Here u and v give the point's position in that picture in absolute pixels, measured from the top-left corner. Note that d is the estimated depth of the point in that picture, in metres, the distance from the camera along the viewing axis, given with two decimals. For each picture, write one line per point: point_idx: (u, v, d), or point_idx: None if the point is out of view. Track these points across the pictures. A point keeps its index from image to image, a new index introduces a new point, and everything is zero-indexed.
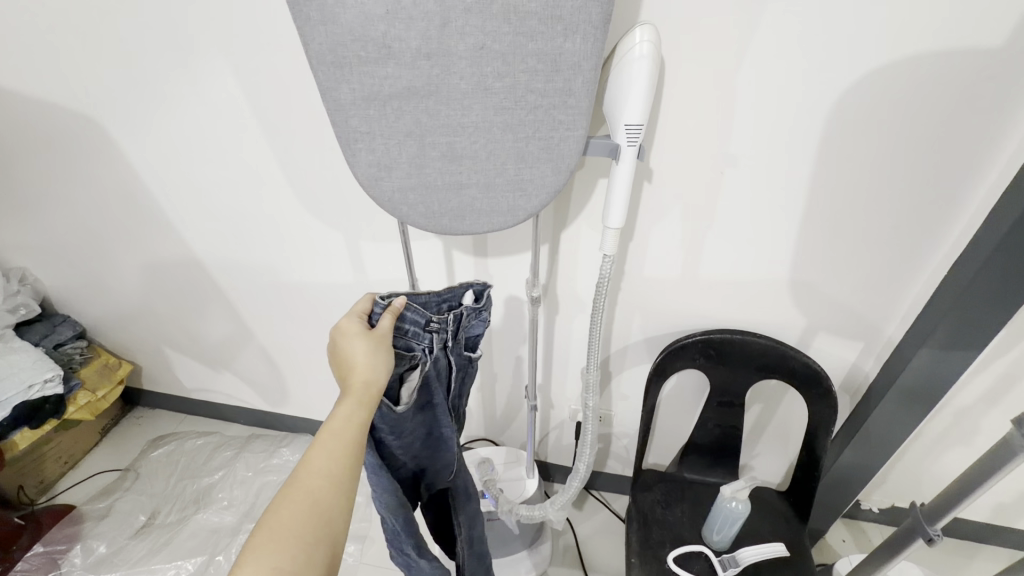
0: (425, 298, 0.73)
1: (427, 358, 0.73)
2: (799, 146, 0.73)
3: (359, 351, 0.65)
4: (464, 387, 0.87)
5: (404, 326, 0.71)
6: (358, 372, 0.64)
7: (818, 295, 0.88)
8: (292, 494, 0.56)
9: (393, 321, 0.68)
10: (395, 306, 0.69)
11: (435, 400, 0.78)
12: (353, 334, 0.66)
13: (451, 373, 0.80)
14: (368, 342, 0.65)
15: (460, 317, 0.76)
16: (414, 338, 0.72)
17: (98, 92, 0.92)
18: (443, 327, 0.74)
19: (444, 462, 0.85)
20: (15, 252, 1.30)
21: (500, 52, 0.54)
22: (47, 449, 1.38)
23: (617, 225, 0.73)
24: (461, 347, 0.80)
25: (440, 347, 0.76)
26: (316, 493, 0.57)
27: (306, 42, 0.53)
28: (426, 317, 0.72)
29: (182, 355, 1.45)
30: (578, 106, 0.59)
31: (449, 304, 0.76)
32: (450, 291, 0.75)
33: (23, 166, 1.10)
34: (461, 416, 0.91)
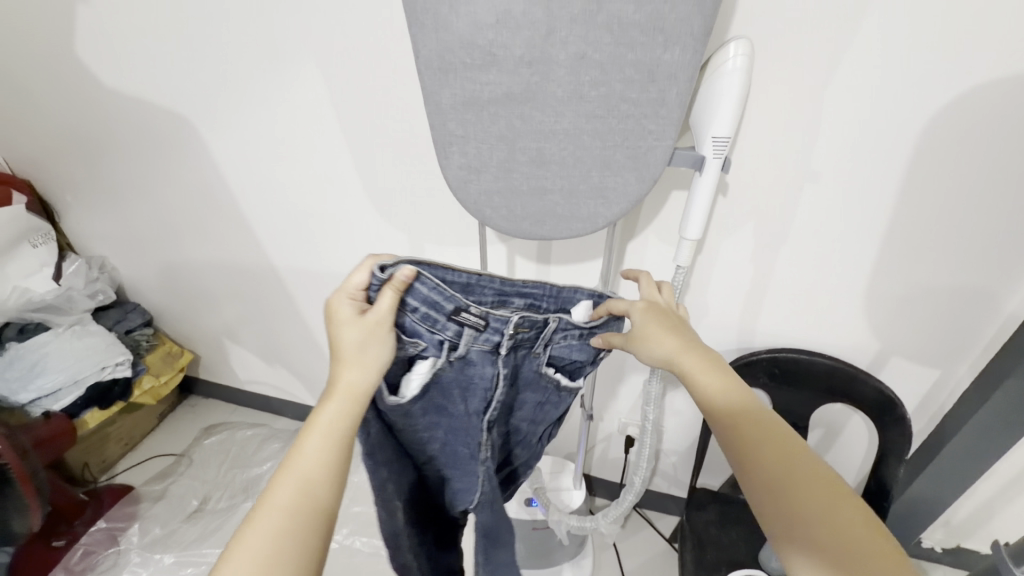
0: (463, 279, 0.63)
1: (445, 354, 0.64)
2: (885, 164, 0.72)
3: (346, 345, 0.59)
4: (538, 403, 0.78)
5: (412, 303, 0.61)
6: (347, 368, 0.59)
7: (894, 318, 0.86)
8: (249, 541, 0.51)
9: (390, 299, 0.58)
10: (396, 280, 0.58)
11: (452, 404, 0.69)
12: (343, 321, 0.59)
13: (496, 389, 0.67)
14: (356, 332, 0.59)
15: (537, 324, 0.67)
16: (426, 323, 0.62)
17: (193, 93, 0.98)
18: (477, 323, 0.63)
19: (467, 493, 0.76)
20: (97, 241, 1.38)
21: (599, 62, 0.55)
22: (111, 429, 1.45)
23: (694, 236, 0.73)
24: (539, 362, 0.71)
25: (480, 348, 0.65)
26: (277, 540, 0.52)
27: (416, 48, 0.55)
28: (453, 303, 0.62)
29: (240, 347, 1.50)
30: (670, 117, 0.60)
31: (532, 303, 0.68)
32: (537, 287, 0.67)
33: (115, 160, 1.18)
34: (516, 428, 0.81)
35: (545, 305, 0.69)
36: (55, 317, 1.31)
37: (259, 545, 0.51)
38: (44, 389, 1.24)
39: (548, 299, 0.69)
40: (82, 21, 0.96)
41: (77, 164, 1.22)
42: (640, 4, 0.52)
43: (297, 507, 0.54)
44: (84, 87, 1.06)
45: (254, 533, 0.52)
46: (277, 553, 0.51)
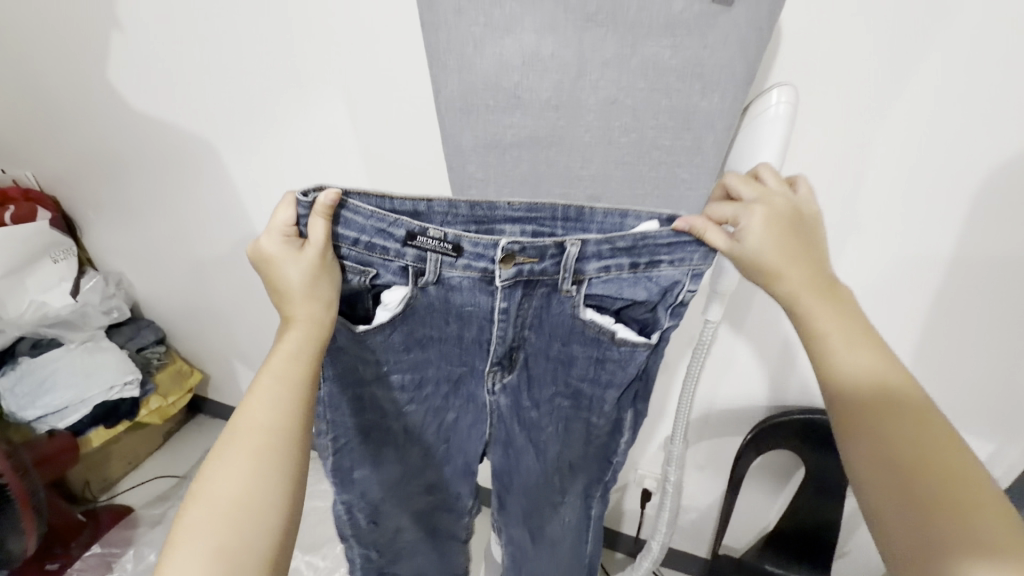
0: (411, 209, 0.55)
1: (413, 282, 0.58)
2: (937, 220, 0.66)
3: (292, 282, 0.54)
4: (593, 356, 0.65)
5: (349, 236, 0.56)
6: (298, 300, 0.55)
7: (944, 384, 0.78)
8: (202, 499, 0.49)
9: (325, 227, 0.53)
10: (319, 205, 0.52)
11: (447, 334, 0.64)
12: (281, 259, 0.54)
13: (493, 321, 0.61)
14: (301, 266, 0.54)
15: (545, 254, 0.56)
16: (377, 252, 0.56)
17: (214, 119, 0.97)
18: (446, 248, 0.56)
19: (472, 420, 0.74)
20: (117, 258, 1.39)
21: (631, 107, 0.52)
22: (115, 448, 1.43)
23: (726, 290, 0.68)
24: (574, 303, 0.60)
25: (464, 277, 0.58)
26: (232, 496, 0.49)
27: (437, 89, 0.53)
28: (402, 229, 0.55)
29: (250, 369, 1.48)
30: (706, 166, 0.55)
31: (538, 230, 0.56)
32: (534, 208, 0.55)
33: (139, 179, 1.18)
34: (575, 386, 0.69)
35: (560, 230, 0.56)
36: (67, 334, 1.31)
37: (233, 470, 0.50)
38: (50, 406, 1.24)
39: (564, 225, 0.56)
40: (114, 46, 0.96)
41: (102, 181, 1.23)
42: (678, 49, 0.48)
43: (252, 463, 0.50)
44: (113, 109, 1.06)
45: (226, 460, 0.50)
46: (252, 476, 0.50)
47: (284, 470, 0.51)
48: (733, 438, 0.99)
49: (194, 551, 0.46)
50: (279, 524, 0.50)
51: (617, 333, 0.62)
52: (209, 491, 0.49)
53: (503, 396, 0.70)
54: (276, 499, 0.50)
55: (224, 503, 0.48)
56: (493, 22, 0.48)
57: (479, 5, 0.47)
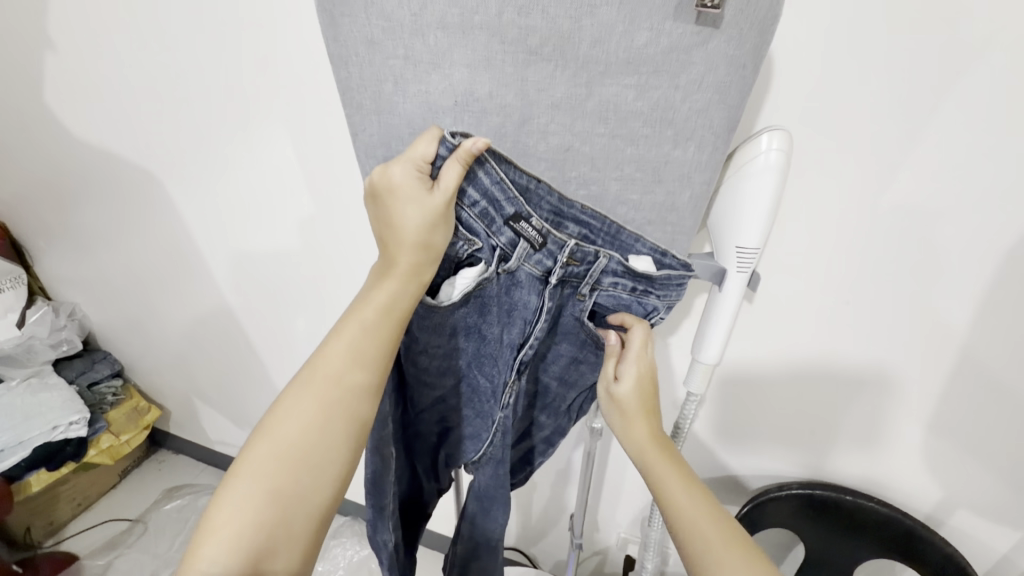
0: (527, 183, 0.43)
1: (494, 265, 0.46)
2: (956, 285, 0.57)
3: (405, 224, 0.42)
4: (575, 359, 0.55)
5: (471, 195, 0.43)
6: (403, 252, 0.43)
7: (963, 465, 0.68)
8: (267, 442, 0.42)
9: (458, 177, 0.40)
10: (463, 150, 0.39)
11: (490, 333, 0.51)
12: (404, 193, 0.41)
13: (538, 324, 0.48)
14: (423, 210, 0.42)
15: (587, 258, 0.46)
16: (484, 220, 0.44)
17: (159, 148, 0.90)
18: (534, 238, 0.44)
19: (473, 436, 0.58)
20: (69, 286, 1.30)
21: (589, 156, 0.43)
22: (62, 488, 1.33)
23: (711, 360, 0.58)
24: (582, 310, 0.50)
25: (530, 272, 0.46)
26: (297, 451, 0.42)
27: (354, 133, 0.44)
28: (514, 207, 0.43)
29: (210, 407, 1.38)
30: (680, 225, 0.46)
31: (587, 237, 0.45)
32: (594, 218, 0.44)
33: (88, 208, 1.10)
34: (544, 385, 0.59)
35: (599, 242, 0.46)
36: (9, 370, 1.25)
37: (298, 421, 0.42)
38: None
39: (604, 240, 0.46)
40: (51, 67, 0.88)
41: (49, 207, 1.15)
42: (643, 90, 0.40)
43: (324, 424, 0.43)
44: (54, 133, 0.99)
45: (293, 407, 0.43)
46: (314, 438, 0.42)
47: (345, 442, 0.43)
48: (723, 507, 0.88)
49: (247, 495, 0.41)
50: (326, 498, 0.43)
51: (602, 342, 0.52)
52: (268, 438, 0.42)
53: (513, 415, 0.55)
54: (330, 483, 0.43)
55: (282, 457, 0.42)
56: (414, 55, 0.39)
57: (396, 35, 0.39)
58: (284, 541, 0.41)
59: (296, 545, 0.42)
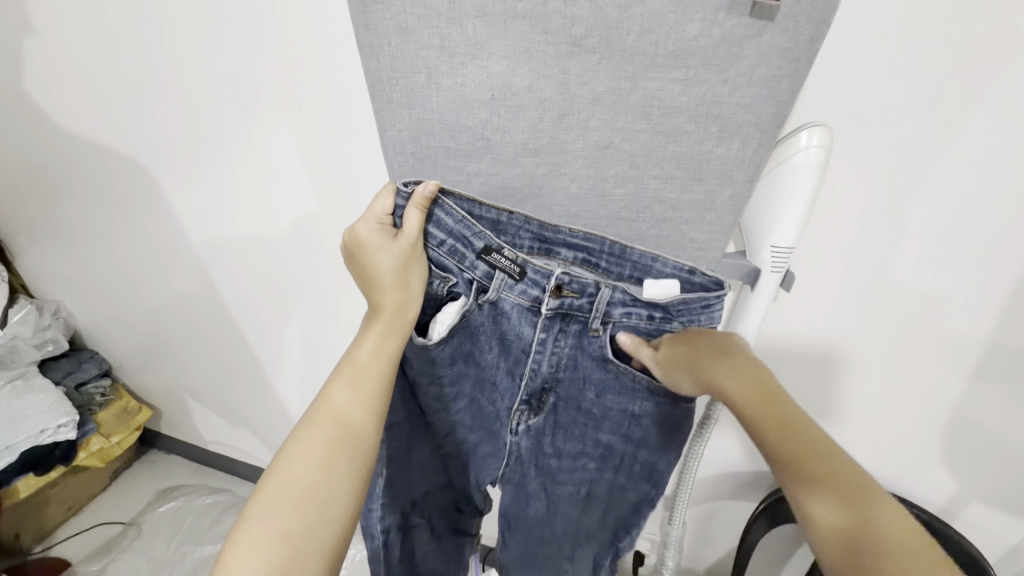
0: (496, 216, 0.46)
1: (472, 297, 0.50)
2: (984, 283, 0.56)
3: (382, 270, 0.46)
4: (627, 411, 0.54)
5: (437, 235, 0.48)
6: (386, 294, 0.47)
7: (979, 460, 0.68)
8: (275, 480, 0.40)
9: (419, 220, 0.45)
10: (417, 196, 0.43)
11: (487, 359, 0.55)
12: (375, 246, 0.46)
13: (532, 354, 0.52)
14: (395, 253, 0.46)
15: (587, 289, 0.49)
16: (455, 257, 0.48)
17: (149, 137, 0.85)
18: (511, 269, 0.49)
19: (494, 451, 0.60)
20: (52, 283, 1.24)
21: (629, 153, 0.41)
22: (52, 493, 1.28)
23: None
24: (600, 345, 0.51)
25: (516, 301, 0.50)
26: (307, 481, 0.40)
27: (382, 128, 0.43)
28: (483, 241, 0.48)
29: (204, 406, 1.34)
30: (719, 224, 0.44)
31: (588, 259, 0.48)
32: (590, 238, 0.46)
33: (72, 200, 1.04)
34: (605, 443, 0.56)
35: (604, 264, 0.48)
36: None
37: (308, 454, 0.41)
38: None
39: (610, 261, 0.48)
40: (31, 52, 0.83)
41: (29, 201, 1.09)
42: (690, 84, 0.38)
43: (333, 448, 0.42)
44: (34, 123, 0.94)
45: (300, 442, 0.42)
46: (324, 470, 0.41)
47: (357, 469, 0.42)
48: (736, 502, 0.88)
49: (263, 533, 0.38)
50: (343, 532, 0.41)
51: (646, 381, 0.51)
52: (277, 477, 0.40)
53: (526, 439, 0.58)
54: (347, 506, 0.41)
55: (296, 493, 0.40)
56: (450, 45, 0.38)
57: (431, 24, 0.37)
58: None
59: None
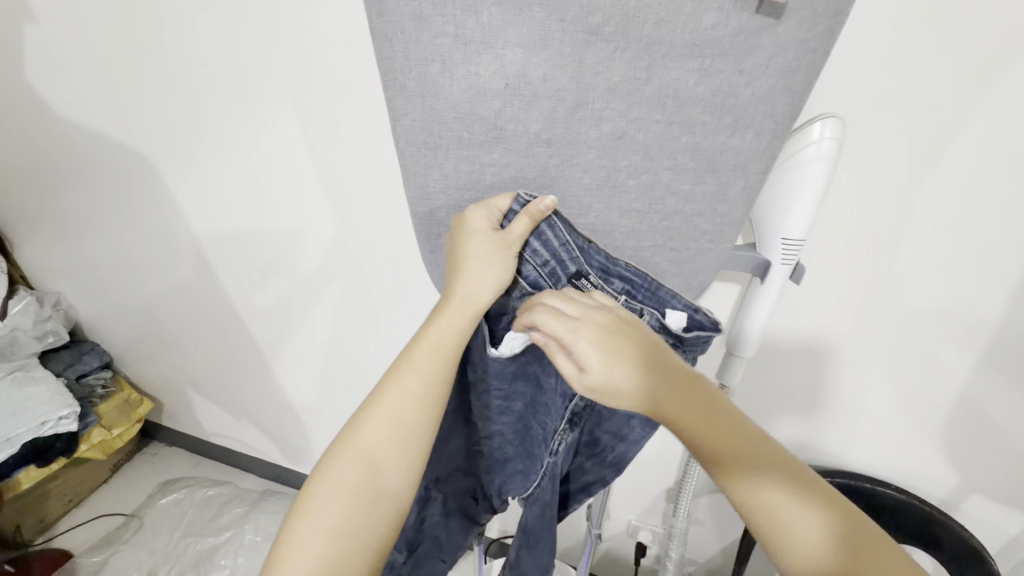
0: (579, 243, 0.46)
1: None
2: (992, 277, 0.56)
3: (472, 268, 0.46)
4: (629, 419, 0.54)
5: (542, 253, 0.48)
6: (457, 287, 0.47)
7: (981, 453, 0.69)
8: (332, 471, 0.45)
9: (525, 231, 0.44)
10: (533, 209, 0.43)
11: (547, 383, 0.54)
12: (474, 237, 0.45)
13: None
14: (488, 252, 0.45)
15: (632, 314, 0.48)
16: (550, 279, 0.49)
17: (151, 127, 0.84)
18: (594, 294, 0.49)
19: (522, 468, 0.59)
20: (52, 275, 1.24)
21: (642, 144, 0.41)
22: (52, 485, 1.28)
23: (748, 353, 0.57)
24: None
25: None
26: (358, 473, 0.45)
27: (394, 118, 0.42)
28: (576, 267, 0.48)
29: (205, 398, 1.34)
30: (730, 216, 0.44)
31: (631, 293, 0.47)
32: (638, 274, 0.46)
33: (71, 191, 1.03)
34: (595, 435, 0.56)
35: (641, 298, 0.47)
36: None
37: (358, 454, 0.45)
38: None
39: (645, 296, 0.47)
40: (31, 40, 0.83)
41: (28, 191, 1.08)
42: (706, 74, 0.37)
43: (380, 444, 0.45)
44: (34, 113, 0.93)
45: (355, 439, 0.46)
46: (372, 466, 0.45)
47: (402, 476, 0.45)
48: None
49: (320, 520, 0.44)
50: (387, 529, 0.45)
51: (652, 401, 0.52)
52: (333, 469, 0.45)
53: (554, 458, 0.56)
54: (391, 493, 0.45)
55: (345, 489, 0.44)
56: (465, 33, 0.37)
57: (447, 11, 0.37)
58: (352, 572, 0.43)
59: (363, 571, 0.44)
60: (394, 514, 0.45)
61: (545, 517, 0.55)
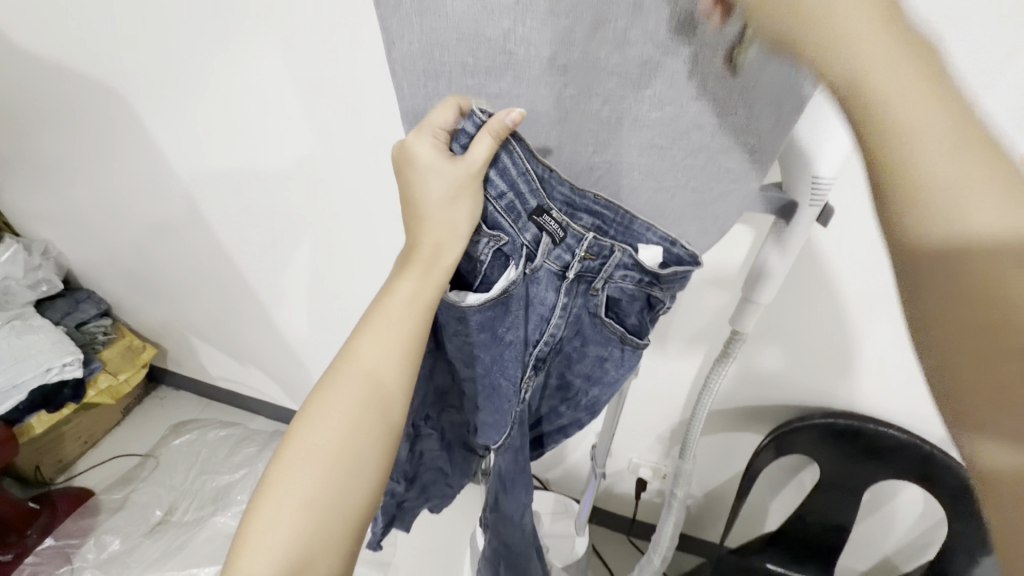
0: (542, 172, 0.41)
1: (521, 266, 0.44)
2: None
3: (434, 202, 0.42)
4: (602, 357, 0.53)
5: (498, 187, 0.42)
6: (427, 232, 0.43)
7: None
8: (309, 429, 0.43)
9: (482, 152, 0.38)
10: (495, 124, 0.37)
11: (511, 335, 0.48)
12: (427, 167, 0.41)
13: (553, 321, 0.49)
14: (446, 180, 0.41)
15: (603, 252, 0.45)
16: (511, 215, 0.43)
17: (122, 59, 0.77)
18: (556, 232, 0.44)
19: (491, 425, 0.54)
20: (37, 222, 1.19)
21: (670, 72, 0.36)
22: (66, 428, 1.31)
23: (766, 299, 0.55)
24: (597, 304, 0.49)
25: (549, 266, 0.46)
26: (336, 438, 0.43)
27: (389, 40, 0.36)
28: (536, 200, 0.43)
29: (208, 344, 1.34)
30: (759, 154, 0.40)
31: (601, 229, 0.44)
32: (608, 207, 0.43)
33: (45, 130, 0.97)
34: (569, 378, 0.57)
35: (612, 234, 0.45)
36: None
37: (338, 415, 0.44)
38: None
39: (617, 231, 0.44)
40: None
41: None
42: None
43: (364, 409, 0.44)
44: None
45: (336, 398, 0.44)
46: (352, 434, 0.44)
47: (381, 443, 0.44)
48: (740, 433, 0.91)
49: (297, 481, 0.42)
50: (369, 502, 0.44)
51: (628, 335, 0.50)
52: (310, 435, 0.43)
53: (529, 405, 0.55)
54: (370, 466, 0.44)
55: (323, 455, 0.42)
56: None
57: None
58: (328, 546, 0.42)
59: (347, 534, 0.43)
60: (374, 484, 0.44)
61: (518, 461, 0.58)
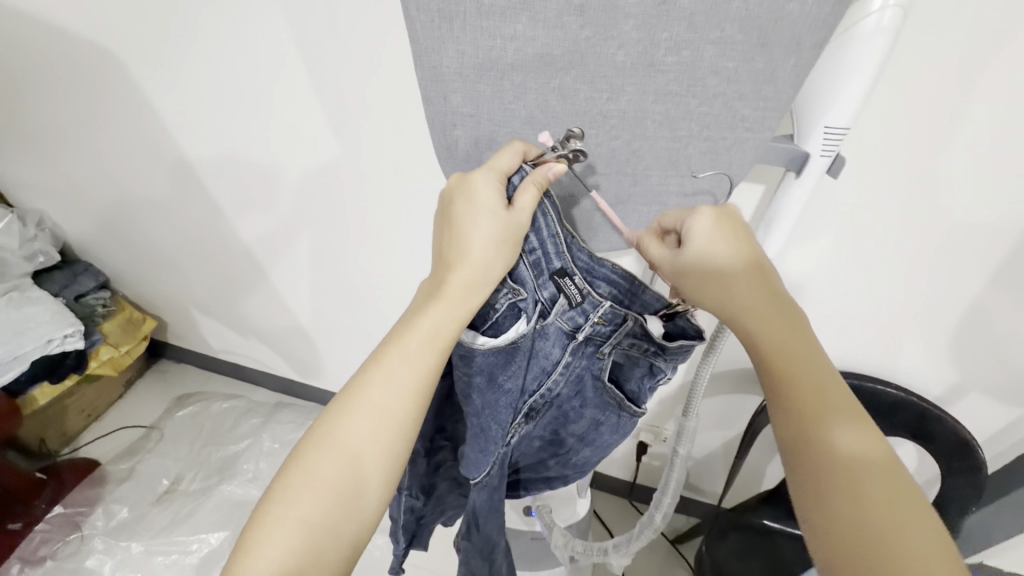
0: (569, 238, 0.45)
1: (533, 320, 0.47)
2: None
3: (474, 244, 0.44)
4: (597, 421, 0.57)
5: (531, 244, 0.46)
6: (463, 269, 0.44)
7: (989, 354, 0.70)
8: (320, 446, 0.44)
9: (531, 200, 0.42)
10: (540, 175, 0.42)
11: (509, 384, 0.50)
12: (479, 208, 0.43)
13: (553, 375, 0.53)
14: (494, 228, 0.43)
15: (616, 319, 0.49)
16: (535, 270, 0.47)
17: (115, 16, 0.75)
18: (574, 296, 0.48)
19: (472, 462, 0.54)
20: (32, 192, 1.17)
21: (687, 12, 0.36)
22: (69, 401, 1.32)
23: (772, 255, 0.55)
24: (601, 367, 0.53)
25: (560, 326, 0.50)
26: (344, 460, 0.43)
27: None
28: (561, 262, 0.46)
29: (209, 316, 1.34)
30: (775, 100, 0.40)
31: (618, 298, 0.48)
32: (625, 278, 0.47)
33: (35, 97, 0.94)
34: (562, 437, 0.61)
35: (629, 304, 0.48)
36: None
37: (348, 432, 0.44)
38: None
39: (634, 302, 0.48)
40: None
41: None
42: None
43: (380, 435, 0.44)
44: None
45: (349, 417, 0.44)
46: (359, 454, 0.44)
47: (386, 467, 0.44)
48: (741, 395, 0.92)
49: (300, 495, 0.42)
50: (366, 524, 0.44)
51: (628, 402, 0.54)
52: (322, 450, 0.44)
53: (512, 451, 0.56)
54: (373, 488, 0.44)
55: (334, 472, 0.43)
56: None
57: None
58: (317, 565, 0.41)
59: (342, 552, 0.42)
60: (374, 506, 0.44)
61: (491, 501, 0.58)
